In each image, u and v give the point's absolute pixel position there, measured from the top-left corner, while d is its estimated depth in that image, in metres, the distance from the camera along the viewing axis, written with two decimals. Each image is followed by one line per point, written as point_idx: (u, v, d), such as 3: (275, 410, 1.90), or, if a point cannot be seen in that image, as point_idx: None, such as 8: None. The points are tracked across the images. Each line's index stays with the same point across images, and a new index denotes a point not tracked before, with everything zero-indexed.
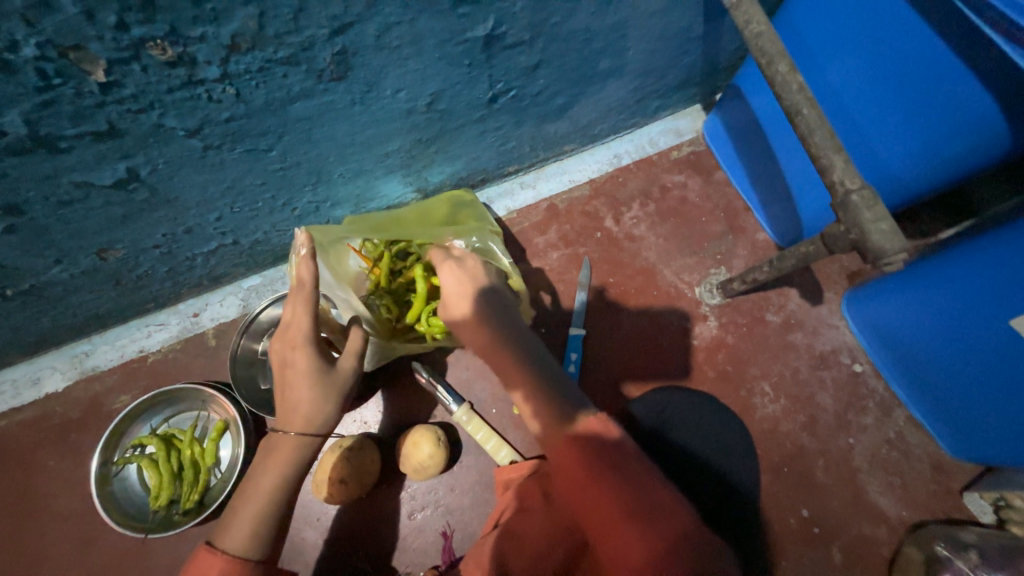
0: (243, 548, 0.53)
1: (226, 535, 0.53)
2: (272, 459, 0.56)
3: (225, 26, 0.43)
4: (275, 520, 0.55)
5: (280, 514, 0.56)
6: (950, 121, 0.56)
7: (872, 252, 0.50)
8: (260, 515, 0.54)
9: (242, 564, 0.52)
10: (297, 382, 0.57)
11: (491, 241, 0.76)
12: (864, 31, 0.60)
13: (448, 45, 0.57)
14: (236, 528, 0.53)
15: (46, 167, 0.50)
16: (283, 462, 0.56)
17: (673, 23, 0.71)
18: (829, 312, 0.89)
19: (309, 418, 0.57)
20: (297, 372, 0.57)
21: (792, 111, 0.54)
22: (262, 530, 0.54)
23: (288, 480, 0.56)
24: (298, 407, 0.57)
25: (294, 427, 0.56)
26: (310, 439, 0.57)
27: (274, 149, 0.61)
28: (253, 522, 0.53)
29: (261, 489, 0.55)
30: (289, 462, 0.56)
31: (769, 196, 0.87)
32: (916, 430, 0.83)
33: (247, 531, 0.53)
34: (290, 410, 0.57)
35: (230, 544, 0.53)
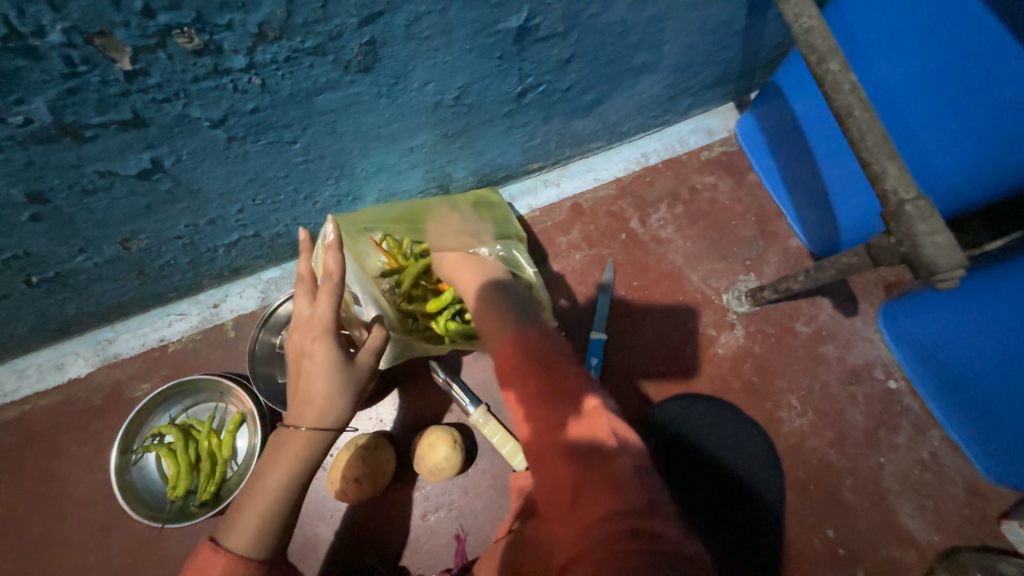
0: (250, 546, 0.52)
1: (232, 532, 0.52)
2: (282, 455, 0.55)
3: (254, 13, 0.42)
4: (283, 518, 0.54)
5: (290, 512, 0.55)
6: (1017, 128, 0.52)
7: (926, 267, 0.47)
8: (269, 514, 0.53)
9: (245, 563, 0.51)
10: (315, 374, 0.56)
11: (514, 250, 0.73)
12: (925, 28, 0.56)
13: (479, 37, 0.55)
14: (242, 525, 0.53)
15: (71, 156, 0.50)
16: (291, 460, 0.55)
17: (713, 16, 0.67)
18: (863, 324, 0.85)
19: (323, 414, 0.56)
20: (315, 366, 0.56)
21: (844, 113, 0.50)
22: (269, 530, 0.53)
23: (297, 478, 0.55)
24: (313, 401, 0.55)
25: (307, 423, 0.55)
26: (322, 435, 0.56)
27: (298, 142, 0.59)
28: (261, 522, 0.53)
29: (270, 486, 0.54)
30: (297, 460, 0.55)
31: (804, 200, 0.83)
32: (952, 452, 0.79)
33: (254, 529, 0.52)
34: (304, 405, 0.56)
35: (237, 540, 0.52)
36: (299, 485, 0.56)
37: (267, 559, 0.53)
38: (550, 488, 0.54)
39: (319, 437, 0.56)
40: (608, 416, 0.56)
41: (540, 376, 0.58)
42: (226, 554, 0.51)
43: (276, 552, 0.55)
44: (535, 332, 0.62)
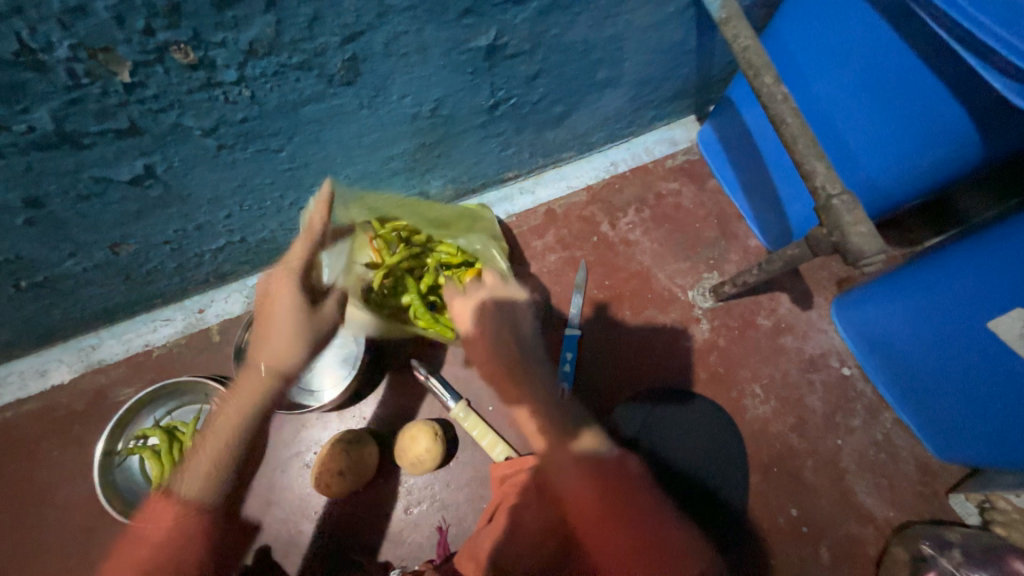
0: (197, 495, 0.60)
1: (183, 482, 0.60)
2: (239, 391, 0.60)
3: (245, 32, 0.46)
4: (230, 456, 0.60)
5: (239, 453, 0.60)
6: (928, 133, 0.60)
7: (853, 254, 0.52)
8: (221, 451, 0.59)
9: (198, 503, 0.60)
10: (274, 313, 0.62)
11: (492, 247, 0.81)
12: (848, 48, 0.63)
13: (452, 54, 0.60)
14: (200, 453, 0.59)
15: (69, 163, 0.53)
16: (242, 403, 0.59)
17: (667, 37, 0.74)
18: (819, 316, 0.92)
19: (276, 352, 0.60)
20: (275, 305, 0.62)
21: (778, 120, 0.56)
22: (219, 464, 0.60)
23: (247, 415, 0.59)
24: (267, 340, 0.61)
25: (262, 361, 0.60)
26: (273, 375, 0.60)
27: (284, 150, 0.64)
28: (215, 452, 0.59)
29: (221, 429, 0.59)
30: (254, 396, 0.60)
31: (760, 202, 0.89)
32: (903, 432, 0.85)
33: (203, 475, 0.59)
34: (263, 341, 0.61)
35: (185, 487, 0.60)
36: (249, 433, 0.60)
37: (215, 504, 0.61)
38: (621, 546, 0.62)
39: (270, 375, 0.60)
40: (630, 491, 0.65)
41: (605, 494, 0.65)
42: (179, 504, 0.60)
43: (208, 515, 0.62)
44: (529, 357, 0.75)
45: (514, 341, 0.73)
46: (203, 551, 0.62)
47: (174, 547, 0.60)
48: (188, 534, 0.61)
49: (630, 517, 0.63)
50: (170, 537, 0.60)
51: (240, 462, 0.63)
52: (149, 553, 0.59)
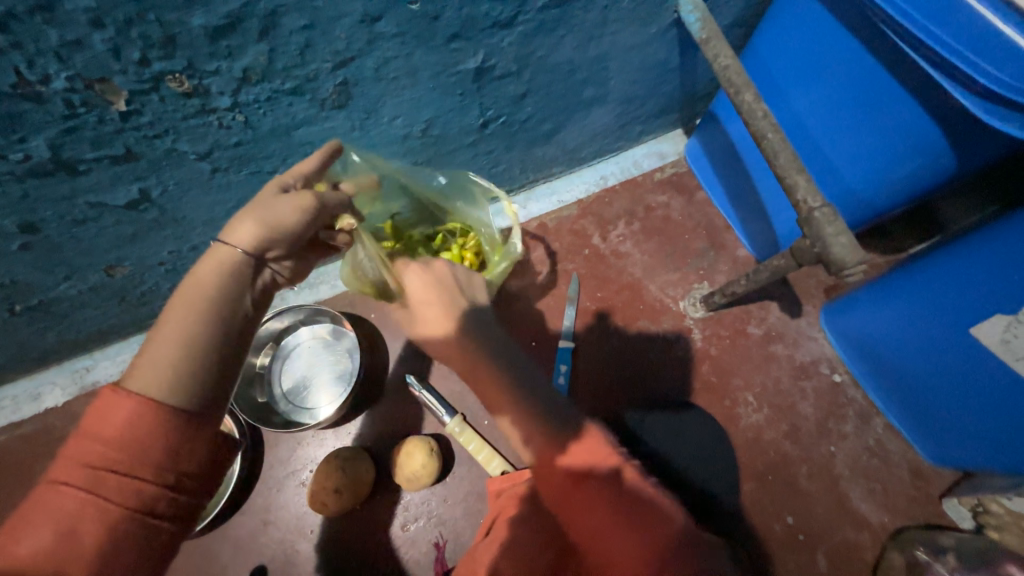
0: (166, 392, 0.40)
1: (137, 370, 0.41)
2: (194, 283, 0.45)
3: (239, 61, 0.48)
4: (207, 356, 0.42)
5: (219, 346, 0.43)
6: (903, 146, 0.62)
7: (834, 264, 0.53)
8: (187, 335, 0.42)
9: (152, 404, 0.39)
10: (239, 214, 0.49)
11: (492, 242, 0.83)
12: (824, 66, 0.65)
13: (441, 76, 0.62)
14: (141, 365, 0.41)
15: (64, 189, 0.54)
16: (197, 296, 0.44)
17: (650, 56, 0.76)
18: (808, 324, 0.93)
19: (247, 231, 0.47)
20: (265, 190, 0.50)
21: (758, 136, 0.58)
22: (183, 368, 0.41)
23: (216, 305, 0.44)
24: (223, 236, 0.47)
25: (236, 242, 0.46)
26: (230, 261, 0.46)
27: (278, 172, 0.65)
28: (167, 358, 0.41)
29: (179, 304, 0.43)
30: (207, 281, 0.45)
31: (747, 213, 0.91)
32: (895, 437, 0.86)
33: (168, 367, 0.40)
34: (239, 214, 0.47)
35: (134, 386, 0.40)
36: (213, 337, 0.43)
37: (146, 451, 0.39)
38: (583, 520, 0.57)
39: (249, 258, 0.47)
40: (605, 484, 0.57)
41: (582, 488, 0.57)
42: (131, 399, 0.39)
43: (157, 486, 0.39)
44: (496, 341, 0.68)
45: (482, 337, 0.67)
46: (136, 505, 0.38)
47: (119, 495, 0.38)
48: (161, 433, 0.40)
49: (631, 517, 0.54)
50: (125, 437, 0.38)
51: (214, 411, 0.44)
52: (93, 452, 0.38)
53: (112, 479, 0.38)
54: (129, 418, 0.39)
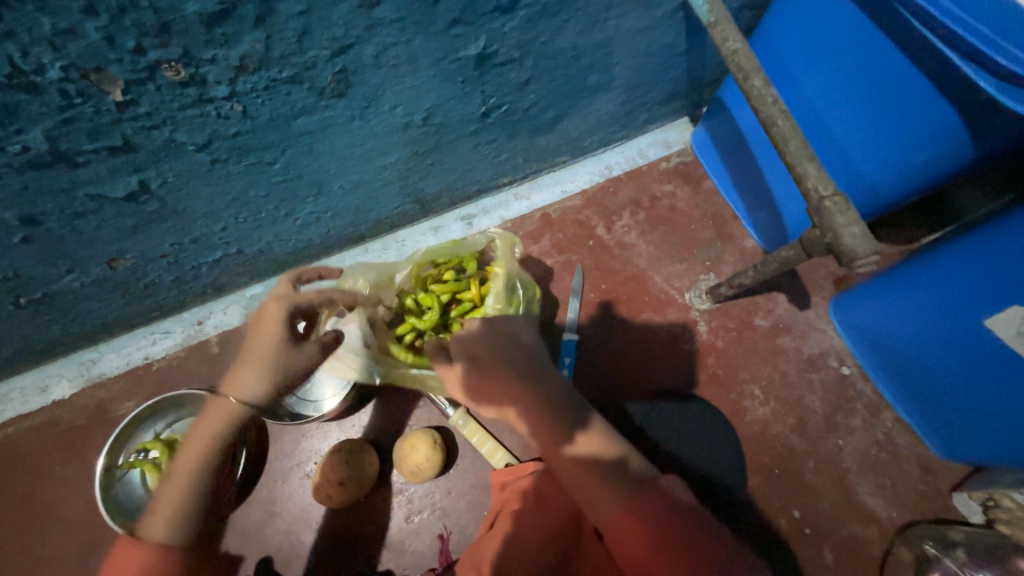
0: (169, 534, 0.57)
1: (151, 525, 0.57)
2: (201, 429, 0.62)
3: (236, 49, 0.47)
4: (196, 506, 0.59)
5: (191, 527, 0.58)
6: (918, 132, 0.60)
7: (846, 255, 0.52)
8: (180, 497, 0.58)
9: (160, 550, 0.55)
10: (245, 368, 0.64)
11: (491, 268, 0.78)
12: (837, 50, 0.63)
13: (442, 63, 0.60)
14: (159, 512, 0.58)
15: (64, 181, 0.53)
16: (193, 456, 0.61)
17: (656, 41, 0.74)
18: (817, 316, 0.92)
19: (244, 382, 0.64)
20: (262, 340, 0.65)
21: (768, 122, 0.56)
22: (180, 517, 0.58)
23: (194, 503, 0.59)
24: (238, 379, 0.64)
25: (232, 390, 0.64)
26: (236, 411, 0.63)
27: (278, 162, 0.64)
28: (175, 505, 0.58)
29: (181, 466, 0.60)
30: (212, 435, 0.62)
31: (755, 204, 0.89)
32: (905, 431, 0.85)
33: (177, 516, 0.57)
34: (242, 371, 0.64)
35: (150, 535, 0.56)
36: (204, 477, 0.61)
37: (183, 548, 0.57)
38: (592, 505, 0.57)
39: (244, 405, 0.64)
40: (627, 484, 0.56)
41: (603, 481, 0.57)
42: (144, 549, 0.55)
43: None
44: (523, 356, 0.65)
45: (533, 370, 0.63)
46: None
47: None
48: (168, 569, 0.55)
49: (643, 509, 0.54)
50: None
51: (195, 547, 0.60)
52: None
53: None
54: (140, 564, 0.54)
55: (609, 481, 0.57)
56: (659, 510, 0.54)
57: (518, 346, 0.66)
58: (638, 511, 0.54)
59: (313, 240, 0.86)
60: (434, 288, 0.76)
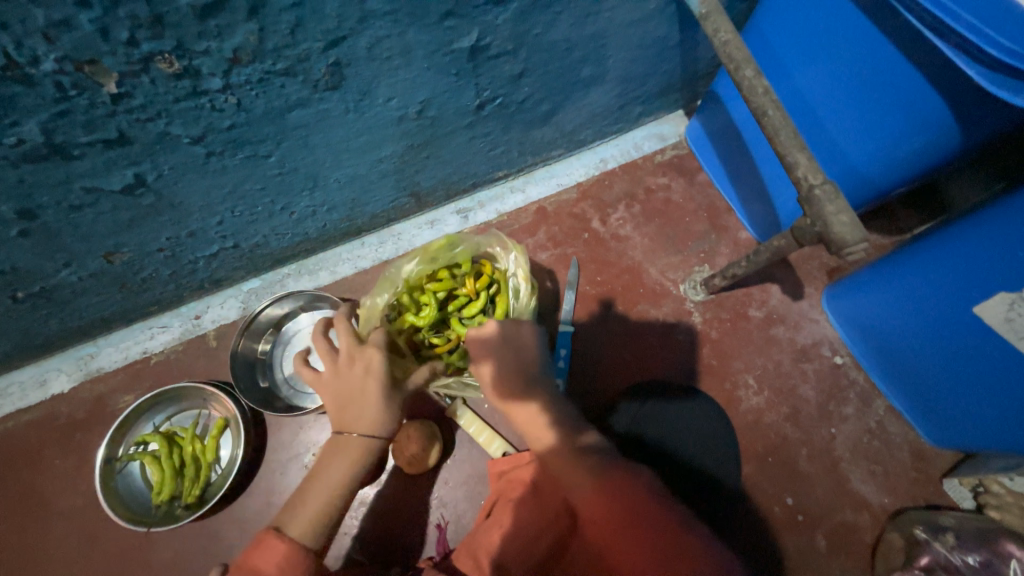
0: (309, 537, 0.55)
1: (293, 522, 0.55)
2: (344, 456, 0.59)
3: (229, 41, 0.47)
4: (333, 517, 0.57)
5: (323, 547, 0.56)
6: (907, 121, 0.61)
7: (835, 242, 0.52)
8: (321, 512, 0.56)
9: (303, 551, 0.54)
10: (371, 399, 0.61)
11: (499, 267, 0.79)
12: (826, 40, 0.64)
13: (436, 55, 0.61)
14: (300, 515, 0.56)
15: (60, 173, 0.54)
16: (341, 471, 0.58)
17: (649, 33, 0.75)
18: (810, 306, 0.92)
19: (373, 421, 0.60)
20: (371, 382, 0.62)
21: (759, 113, 0.57)
22: (323, 523, 0.56)
23: (331, 519, 0.57)
24: (366, 412, 0.60)
25: (358, 427, 0.60)
26: (373, 441, 0.60)
27: (273, 156, 0.64)
28: (317, 513, 0.56)
29: (333, 479, 0.58)
30: (359, 460, 0.59)
31: (748, 196, 0.90)
32: (896, 419, 0.86)
33: (315, 519, 0.56)
34: (366, 407, 0.60)
35: (293, 531, 0.55)
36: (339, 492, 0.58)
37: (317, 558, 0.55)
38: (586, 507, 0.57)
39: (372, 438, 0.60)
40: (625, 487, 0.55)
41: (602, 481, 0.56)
42: (285, 543, 0.54)
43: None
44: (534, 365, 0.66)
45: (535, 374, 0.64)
46: None
47: None
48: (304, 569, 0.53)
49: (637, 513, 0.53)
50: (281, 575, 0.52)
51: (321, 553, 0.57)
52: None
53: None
54: (284, 561, 0.53)
55: (608, 481, 0.56)
56: (654, 512, 0.53)
57: (528, 354, 0.66)
58: (633, 511, 0.53)
59: (310, 234, 0.86)
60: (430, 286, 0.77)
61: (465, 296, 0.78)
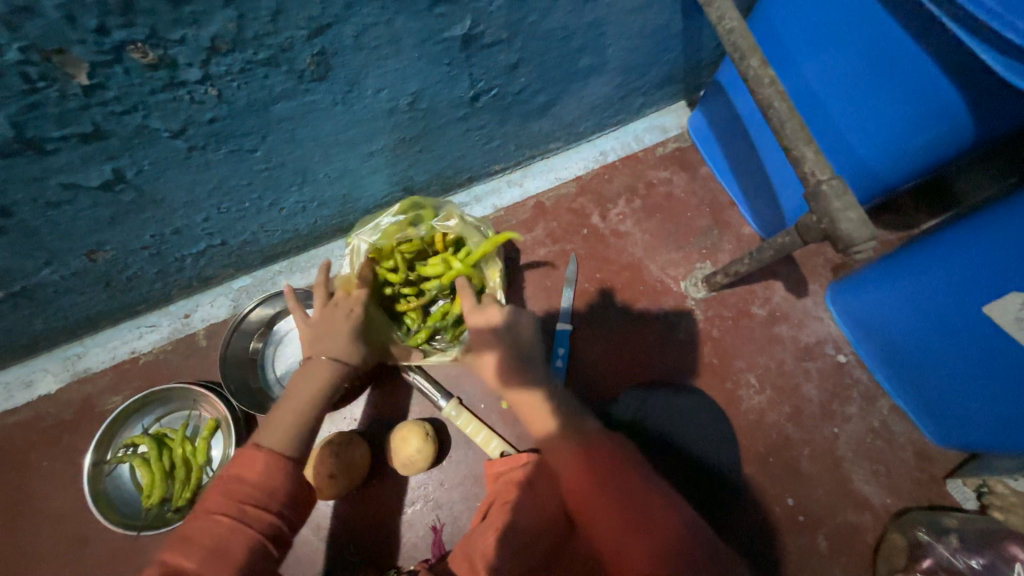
0: (285, 444, 0.53)
1: (269, 433, 0.54)
2: (316, 372, 0.58)
3: (206, 28, 0.45)
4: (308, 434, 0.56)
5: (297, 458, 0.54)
6: (919, 114, 0.58)
7: (842, 240, 0.50)
8: (297, 423, 0.55)
9: (280, 458, 0.52)
10: (344, 325, 0.62)
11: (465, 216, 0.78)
12: (836, 30, 0.61)
13: (427, 45, 0.58)
14: (275, 425, 0.54)
15: (34, 169, 0.51)
16: (309, 388, 0.57)
17: (650, 21, 0.72)
18: (814, 304, 0.90)
19: (346, 345, 0.61)
20: (348, 313, 0.64)
21: (765, 104, 0.54)
22: (300, 433, 0.55)
23: (304, 430, 0.55)
24: (339, 335, 0.61)
25: (328, 350, 0.60)
26: (344, 362, 0.60)
27: (259, 150, 0.62)
28: (293, 425, 0.55)
29: (304, 392, 0.57)
30: (331, 378, 0.59)
31: (752, 191, 0.88)
32: (901, 419, 0.84)
33: (293, 428, 0.55)
34: (340, 332, 0.62)
35: (269, 441, 0.53)
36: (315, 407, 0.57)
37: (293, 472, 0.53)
38: (580, 503, 0.55)
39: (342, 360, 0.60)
40: (620, 478, 0.54)
41: (598, 475, 0.55)
42: (262, 452, 0.52)
43: (279, 521, 0.50)
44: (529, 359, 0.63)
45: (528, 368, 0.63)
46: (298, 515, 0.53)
47: (276, 502, 0.50)
48: (284, 475, 0.52)
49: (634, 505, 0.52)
50: (265, 479, 0.50)
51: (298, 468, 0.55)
52: (243, 492, 0.49)
53: (254, 513, 0.49)
54: (263, 466, 0.51)
55: (603, 475, 0.54)
56: (650, 502, 0.52)
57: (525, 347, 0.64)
58: (630, 503, 0.52)
59: (301, 231, 0.84)
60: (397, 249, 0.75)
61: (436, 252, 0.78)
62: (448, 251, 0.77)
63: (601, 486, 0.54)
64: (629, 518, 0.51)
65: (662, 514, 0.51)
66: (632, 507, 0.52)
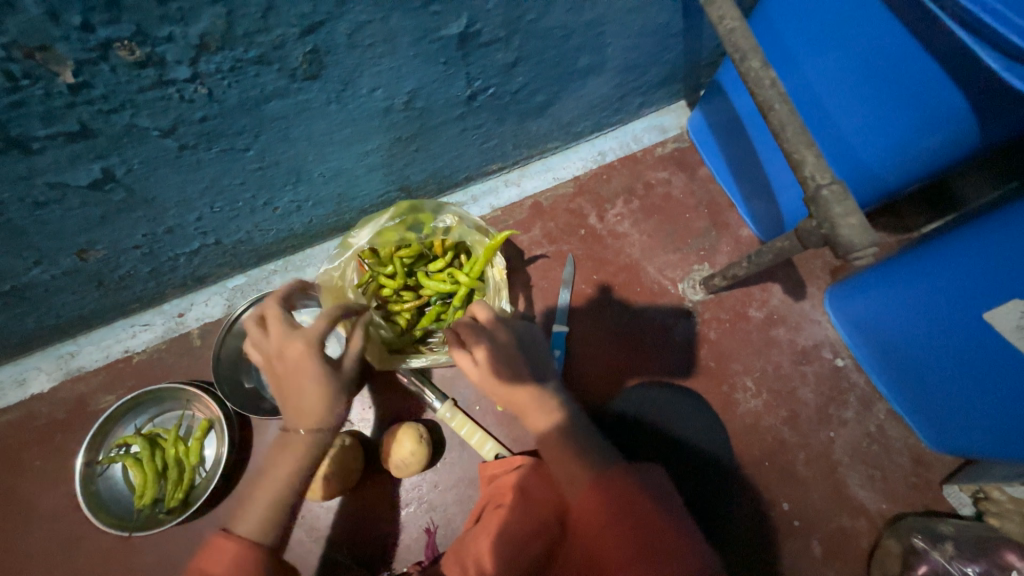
0: (256, 534, 0.51)
1: (242, 521, 0.52)
2: (290, 450, 0.54)
3: (194, 26, 0.44)
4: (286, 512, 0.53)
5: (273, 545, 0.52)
6: (923, 116, 0.57)
7: (842, 246, 0.49)
8: (269, 509, 0.52)
9: (256, 549, 0.50)
10: (304, 389, 0.54)
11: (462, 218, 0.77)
12: (838, 30, 0.60)
13: (422, 43, 0.57)
14: (250, 514, 0.52)
15: (21, 168, 0.51)
16: (291, 465, 0.54)
17: (650, 20, 0.71)
18: (812, 307, 0.90)
19: (314, 412, 0.54)
20: (307, 370, 0.55)
21: (766, 107, 0.53)
22: (275, 517, 0.52)
23: (279, 516, 0.53)
24: (303, 402, 0.54)
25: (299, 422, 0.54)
26: (318, 432, 0.55)
27: (251, 149, 0.61)
28: (266, 511, 0.52)
29: (278, 476, 0.53)
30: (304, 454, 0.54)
31: (752, 192, 0.87)
32: (897, 423, 0.84)
33: (267, 518, 0.52)
34: (300, 400, 0.54)
35: (246, 530, 0.51)
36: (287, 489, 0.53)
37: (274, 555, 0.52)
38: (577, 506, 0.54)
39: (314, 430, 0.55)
40: (619, 480, 0.53)
41: (594, 478, 0.54)
42: (235, 544, 0.50)
43: None
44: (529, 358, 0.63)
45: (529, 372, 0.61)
46: None
47: None
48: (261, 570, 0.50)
49: (630, 508, 0.51)
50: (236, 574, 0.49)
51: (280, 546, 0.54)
52: None
53: None
54: (236, 563, 0.49)
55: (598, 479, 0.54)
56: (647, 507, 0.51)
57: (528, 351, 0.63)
58: (626, 506, 0.51)
59: (296, 230, 0.83)
60: (395, 252, 0.76)
61: (434, 255, 0.78)
62: (446, 257, 0.78)
63: (597, 489, 0.53)
64: (624, 522, 0.50)
65: (657, 519, 0.51)
66: (628, 510, 0.51)
